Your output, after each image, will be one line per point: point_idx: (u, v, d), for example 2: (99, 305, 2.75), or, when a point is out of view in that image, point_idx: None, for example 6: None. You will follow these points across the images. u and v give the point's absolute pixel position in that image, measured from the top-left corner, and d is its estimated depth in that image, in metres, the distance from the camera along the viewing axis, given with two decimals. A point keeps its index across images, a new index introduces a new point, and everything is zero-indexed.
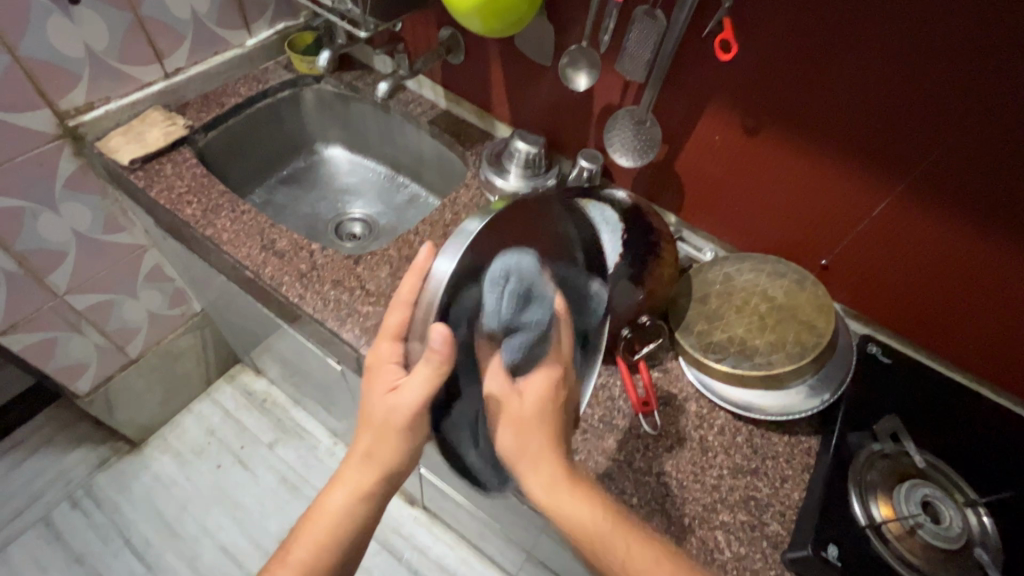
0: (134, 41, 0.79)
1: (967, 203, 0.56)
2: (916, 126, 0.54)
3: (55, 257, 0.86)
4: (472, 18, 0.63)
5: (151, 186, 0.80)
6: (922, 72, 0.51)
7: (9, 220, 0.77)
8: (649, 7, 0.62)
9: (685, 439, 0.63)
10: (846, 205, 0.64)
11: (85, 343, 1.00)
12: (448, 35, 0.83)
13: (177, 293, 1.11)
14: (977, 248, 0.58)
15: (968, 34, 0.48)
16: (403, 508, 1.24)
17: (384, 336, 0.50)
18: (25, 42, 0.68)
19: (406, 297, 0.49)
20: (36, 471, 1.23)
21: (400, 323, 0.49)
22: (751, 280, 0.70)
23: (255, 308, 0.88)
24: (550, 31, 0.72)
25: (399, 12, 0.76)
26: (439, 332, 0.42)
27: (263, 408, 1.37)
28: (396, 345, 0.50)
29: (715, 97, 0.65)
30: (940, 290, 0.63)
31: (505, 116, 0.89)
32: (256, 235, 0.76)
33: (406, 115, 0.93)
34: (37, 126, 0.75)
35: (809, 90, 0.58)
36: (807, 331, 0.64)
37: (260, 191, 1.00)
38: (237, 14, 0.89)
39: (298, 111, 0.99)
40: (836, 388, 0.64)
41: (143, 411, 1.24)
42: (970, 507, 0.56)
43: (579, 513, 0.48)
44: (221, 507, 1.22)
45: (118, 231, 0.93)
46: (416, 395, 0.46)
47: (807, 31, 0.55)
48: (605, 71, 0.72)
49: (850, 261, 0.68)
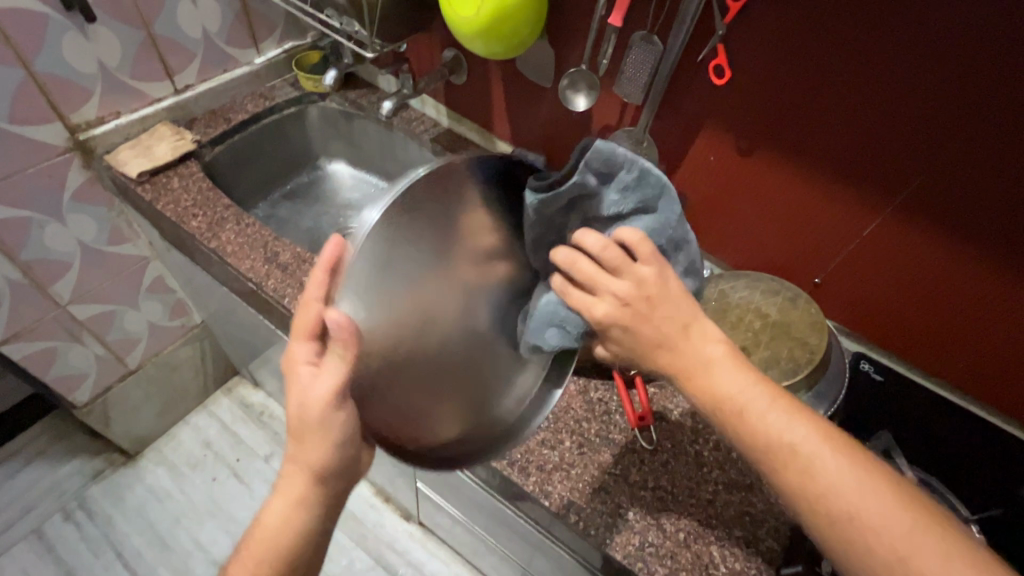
0: (147, 58, 0.81)
1: (955, 225, 0.57)
2: (903, 150, 0.56)
3: (60, 267, 0.87)
4: (475, 41, 0.65)
5: (158, 198, 0.81)
6: (909, 98, 0.53)
7: (16, 230, 0.79)
8: (646, 33, 0.64)
9: (681, 454, 0.64)
10: (838, 226, 0.66)
11: (85, 353, 1.01)
12: (451, 57, 0.85)
13: (178, 305, 1.12)
14: (966, 269, 0.59)
15: (951, 64, 0.50)
16: (398, 523, 1.23)
17: (297, 338, 0.46)
18: (42, 59, 0.70)
19: (317, 295, 0.44)
20: (30, 482, 1.22)
21: (314, 321, 0.45)
22: (746, 297, 0.71)
23: (256, 320, 0.89)
24: (549, 55, 0.75)
25: (404, 34, 0.78)
26: (337, 320, 0.41)
27: (260, 421, 1.37)
28: (310, 346, 0.46)
29: (709, 119, 0.68)
30: (932, 309, 0.65)
31: (505, 135, 0.91)
32: (260, 248, 0.77)
33: (409, 133, 0.95)
34: (49, 139, 0.77)
35: (801, 114, 0.60)
36: (800, 348, 0.65)
37: (264, 205, 1.01)
38: (246, 33, 0.92)
39: (303, 127, 1.02)
40: (829, 404, 0.65)
41: (139, 422, 1.24)
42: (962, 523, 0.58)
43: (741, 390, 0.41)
44: (215, 521, 1.21)
45: (123, 242, 0.95)
46: (330, 389, 0.44)
47: (797, 57, 0.57)
48: (602, 93, 0.75)
49: (843, 280, 0.70)
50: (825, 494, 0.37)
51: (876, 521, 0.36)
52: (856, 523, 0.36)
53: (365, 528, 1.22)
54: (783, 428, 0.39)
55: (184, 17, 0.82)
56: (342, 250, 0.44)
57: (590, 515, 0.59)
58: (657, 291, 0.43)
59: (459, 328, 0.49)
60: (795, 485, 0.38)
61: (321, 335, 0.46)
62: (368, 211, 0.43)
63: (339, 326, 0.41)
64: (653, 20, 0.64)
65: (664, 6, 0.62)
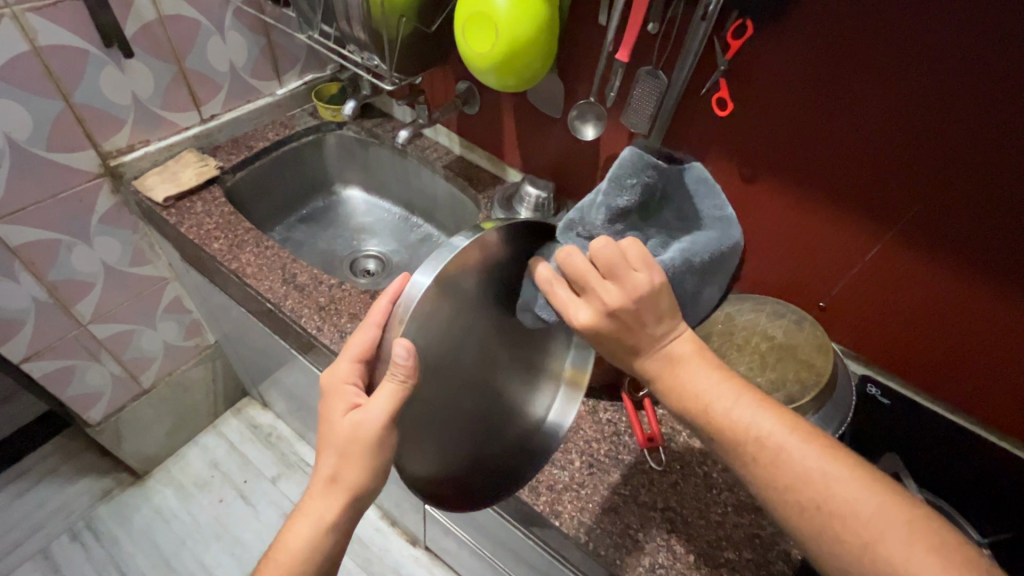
0: (177, 90, 0.86)
1: (955, 250, 0.59)
2: (902, 180, 0.59)
3: (84, 287, 0.90)
4: (489, 75, 0.68)
5: (181, 222, 0.84)
6: (903, 130, 0.56)
7: (45, 252, 0.82)
8: (651, 68, 0.67)
9: (690, 475, 0.64)
10: (840, 251, 0.68)
11: (102, 371, 1.03)
12: (464, 88, 0.89)
13: (193, 325, 1.15)
14: (966, 292, 0.61)
15: (943, 98, 0.52)
16: (405, 548, 1.22)
17: (344, 358, 0.50)
18: (79, 92, 0.75)
19: (380, 319, 0.49)
20: (39, 502, 1.23)
21: (366, 346, 0.49)
22: (752, 319, 0.73)
23: (270, 340, 0.91)
24: (559, 87, 0.78)
25: (420, 68, 0.82)
26: (405, 345, 0.44)
27: (268, 442, 1.37)
28: (356, 367, 0.50)
29: (714, 149, 0.70)
30: (935, 332, 0.66)
31: (515, 163, 0.94)
32: (278, 269, 0.80)
33: (422, 160, 0.99)
34: (82, 165, 0.80)
35: (801, 143, 0.63)
36: (806, 370, 0.66)
37: (280, 229, 1.04)
38: (270, 66, 0.97)
39: (320, 155, 1.06)
40: (837, 427, 0.66)
41: (150, 441, 1.25)
42: (973, 544, 0.58)
43: (703, 384, 0.44)
44: (221, 543, 1.20)
45: (145, 263, 0.98)
46: (381, 415, 0.46)
47: (795, 91, 0.60)
48: (610, 123, 0.78)
49: (847, 304, 0.71)
50: (725, 420, 0.42)
51: (788, 446, 0.40)
52: (770, 446, 0.41)
53: (372, 553, 1.21)
54: (750, 419, 0.42)
55: (212, 51, 0.87)
56: (402, 286, 0.51)
57: (601, 535, 0.59)
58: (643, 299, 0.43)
59: (473, 346, 0.52)
60: (703, 415, 0.43)
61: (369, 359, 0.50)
62: (420, 272, 0.45)
63: (405, 351, 0.44)
64: (659, 55, 0.67)
65: (668, 42, 0.66)
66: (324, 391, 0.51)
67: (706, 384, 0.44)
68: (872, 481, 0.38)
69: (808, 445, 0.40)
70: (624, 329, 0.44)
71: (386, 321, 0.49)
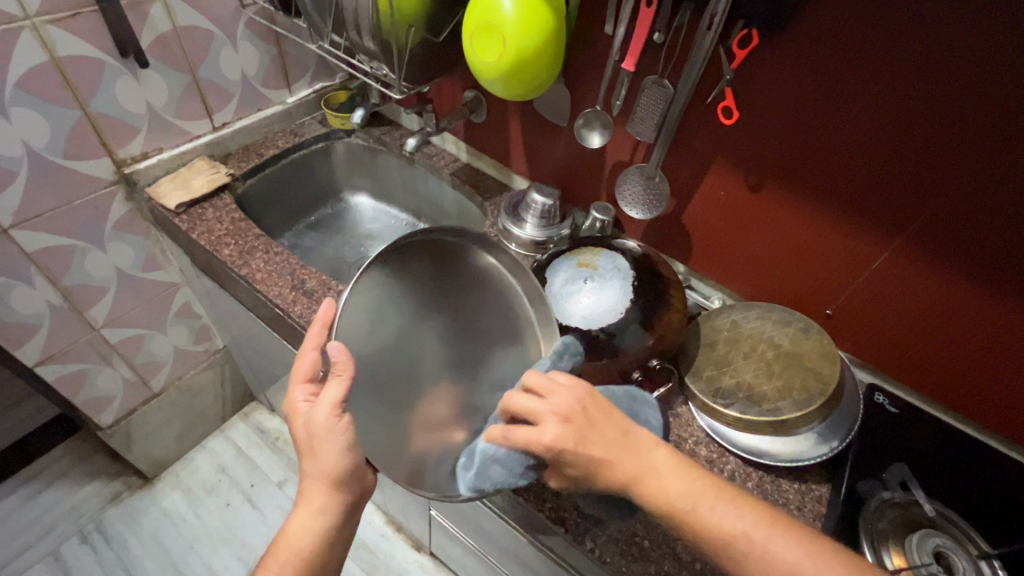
0: (190, 99, 0.88)
1: (962, 259, 0.59)
2: (908, 188, 0.59)
3: (97, 292, 0.91)
4: (496, 84, 0.69)
5: (193, 228, 0.86)
6: (909, 139, 0.56)
7: (61, 258, 0.83)
8: (657, 77, 0.68)
9: None
10: (846, 259, 0.68)
11: (114, 375, 1.04)
12: (471, 97, 0.90)
13: (203, 330, 1.16)
14: (974, 301, 0.60)
15: (949, 107, 0.52)
16: (410, 554, 1.22)
17: (296, 382, 0.52)
18: (97, 101, 0.76)
19: (315, 343, 0.52)
20: (49, 504, 1.24)
21: (311, 365, 0.52)
22: (758, 327, 0.73)
23: (278, 345, 0.92)
24: (565, 96, 0.79)
25: (429, 77, 0.83)
26: (337, 344, 0.48)
27: (275, 446, 1.38)
28: (308, 386, 0.52)
29: (719, 157, 0.71)
30: (943, 341, 0.65)
31: (521, 171, 0.95)
32: (288, 275, 0.81)
33: (430, 168, 1.00)
34: (97, 173, 0.82)
35: (807, 152, 0.63)
36: (813, 378, 0.66)
37: (290, 235, 1.06)
38: (281, 75, 0.98)
39: (329, 162, 1.07)
40: (844, 435, 0.65)
41: (159, 445, 1.26)
42: (984, 559, 0.56)
43: (678, 486, 0.45)
44: (228, 547, 1.21)
45: (156, 269, 0.99)
46: (329, 408, 0.48)
47: (801, 100, 0.61)
48: (616, 131, 0.78)
49: (853, 312, 0.71)
50: (704, 524, 0.43)
51: (772, 547, 0.41)
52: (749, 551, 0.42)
53: (377, 559, 1.21)
54: (730, 520, 0.43)
55: (225, 61, 0.88)
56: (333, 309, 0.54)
57: (606, 543, 0.59)
58: (585, 400, 0.48)
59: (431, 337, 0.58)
60: (674, 518, 0.44)
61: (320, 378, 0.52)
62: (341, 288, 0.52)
63: (337, 348, 0.48)
64: (665, 64, 0.68)
65: (674, 52, 0.66)
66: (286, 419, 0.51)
67: (680, 486, 0.45)
68: (835, 562, 0.41)
69: (788, 541, 0.42)
70: (579, 437, 0.46)
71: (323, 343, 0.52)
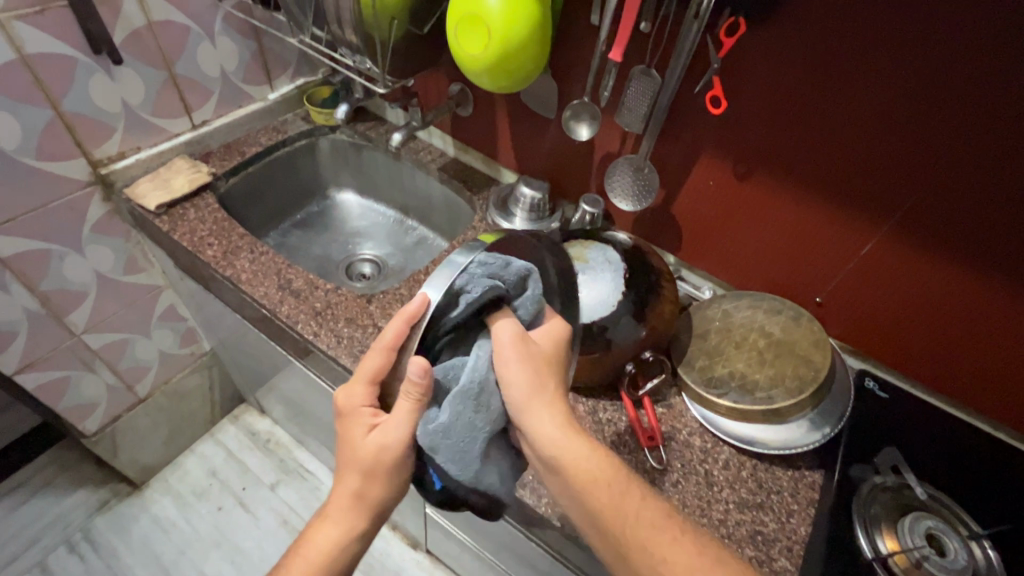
0: (167, 95, 0.85)
1: (950, 243, 0.59)
2: (895, 173, 0.59)
3: (77, 297, 0.89)
4: (482, 75, 0.68)
5: (174, 229, 0.84)
6: (895, 124, 0.56)
7: (38, 263, 0.81)
8: (644, 66, 0.67)
9: (691, 474, 0.64)
10: (835, 247, 0.68)
11: (97, 382, 1.02)
12: (457, 90, 0.89)
13: (189, 333, 1.14)
14: (961, 284, 0.61)
15: (937, 90, 0.52)
16: (405, 552, 1.22)
17: (359, 381, 0.50)
18: (69, 100, 0.74)
19: (391, 342, 0.47)
20: (34, 515, 1.21)
21: (377, 367, 0.49)
22: (749, 316, 0.73)
23: (267, 347, 0.91)
24: (552, 87, 0.78)
25: (412, 70, 0.81)
26: (418, 364, 0.43)
27: (266, 448, 1.37)
28: (370, 389, 0.50)
29: (708, 146, 0.71)
30: (931, 325, 0.66)
31: (509, 164, 0.94)
32: (273, 276, 0.79)
33: (416, 162, 0.99)
34: (72, 174, 0.80)
35: (796, 140, 0.63)
36: (804, 366, 0.66)
37: (275, 234, 1.04)
38: (261, 71, 0.96)
39: (313, 158, 1.05)
40: (836, 422, 0.65)
41: (146, 451, 1.24)
42: (975, 540, 0.57)
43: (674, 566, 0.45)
44: (220, 551, 1.20)
45: (138, 272, 0.97)
46: (402, 430, 0.47)
47: (788, 87, 0.60)
48: (604, 122, 0.78)
49: (844, 299, 0.71)
50: None
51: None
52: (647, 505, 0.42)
53: (372, 557, 1.20)
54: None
55: (203, 57, 0.86)
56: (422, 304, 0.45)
57: None
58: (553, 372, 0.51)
59: None
60: None
61: (383, 377, 0.50)
62: (430, 288, 0.45)
63: (420, 370, 0.44)
64: (652, 54, 0.67)
65: (661, 40, 0.65)
66: (343, 411, 0.51)
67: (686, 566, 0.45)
68: None
69: None
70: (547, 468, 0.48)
71: (398, 343, 0.48)
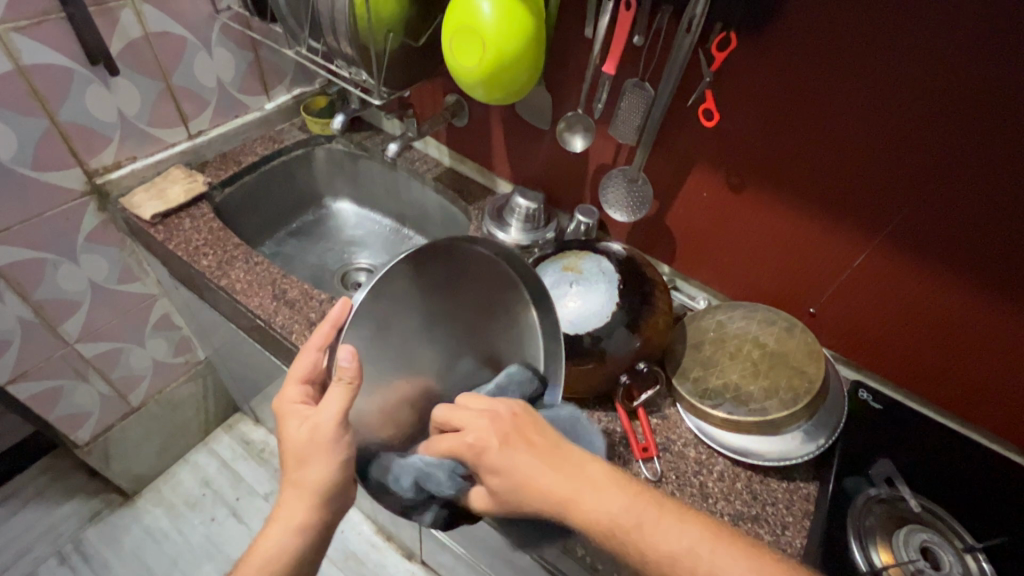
0: (163, 106, 0.85)
1: (942, 255, 0.60)
2: (887, 186, 0.59)
3: (71, 306, 0.89)
4: (476, 88, 0.69)
5: (169, 239, 0.83)
6: (886, 138, 0.57)
7: (30, 272, 0.81)
8: (638, 80, 0.68)
9: (685, 486, 0.64)
10: (828, 257, 0.68)
11: (90, 391, 1.01)
12: (452, 101, 0.90)
13: (183, 341, 1.13)
14: (953, 296, 0.61)
15: (930, 100, 0.53)
16: (400, 563, 1.21)
17: (290, 380, 0.51)
18: (65, 110, 0.74)
19: (319, 342, 0.50)
20: (25, 526, 1.20)
21: (309, 365, 0.50)
22: (743, 327, 0.73)
23: (261, 356, 0.90)
24: (547, 99, 0.79)
25: (408, 81, 0.82)
26: (348, 349, 0.45)
27: (260, 458, 1.36)
28: (302, 387, 0.50)
29: (701, 158, 0.71)
30: (924, 336, 0.66)
31: (504, 174, 0.95)
32: (268, 285, 0.79)
33: (412, 172, 0.99)
34: (68, 184, 0.80)
35: (788, 152, 0.64)
36: (799, 377, 0.66)
37: (271, 243, 1.04)
38: (258, 81, 0.97)
39: (310, 168, 1.05)
40: (830, 433, 0.65)
41: (139, 460, 1.23)
42: (969, 553, 0.57)
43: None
44: (213, 563, 1.18)
45: (133, 280, 0.97)
46: (335, 415, 0.46)
47: (781, 100, 0.61)
48: (598, 134, 0.78)
49: (837, 310, 0.72)
50: None
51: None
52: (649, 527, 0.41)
53: (367, 569, 1.19)
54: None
55: (200, 68, 0.87)
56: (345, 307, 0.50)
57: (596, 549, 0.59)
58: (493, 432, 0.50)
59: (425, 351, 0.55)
60: None
61: (316, 378, 0.51)
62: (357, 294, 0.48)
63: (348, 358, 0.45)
64: (645, 67, 0.68)
65: (654, 54, 0.66)
66: (279, 417, 0.51)
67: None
68: None
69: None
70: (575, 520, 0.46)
71: (327, 343, 0.50)
